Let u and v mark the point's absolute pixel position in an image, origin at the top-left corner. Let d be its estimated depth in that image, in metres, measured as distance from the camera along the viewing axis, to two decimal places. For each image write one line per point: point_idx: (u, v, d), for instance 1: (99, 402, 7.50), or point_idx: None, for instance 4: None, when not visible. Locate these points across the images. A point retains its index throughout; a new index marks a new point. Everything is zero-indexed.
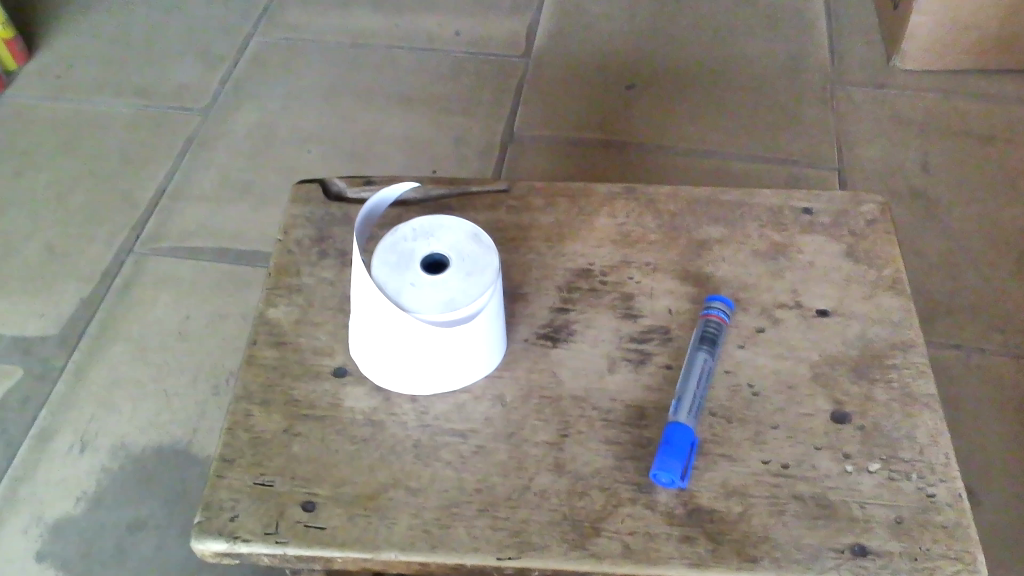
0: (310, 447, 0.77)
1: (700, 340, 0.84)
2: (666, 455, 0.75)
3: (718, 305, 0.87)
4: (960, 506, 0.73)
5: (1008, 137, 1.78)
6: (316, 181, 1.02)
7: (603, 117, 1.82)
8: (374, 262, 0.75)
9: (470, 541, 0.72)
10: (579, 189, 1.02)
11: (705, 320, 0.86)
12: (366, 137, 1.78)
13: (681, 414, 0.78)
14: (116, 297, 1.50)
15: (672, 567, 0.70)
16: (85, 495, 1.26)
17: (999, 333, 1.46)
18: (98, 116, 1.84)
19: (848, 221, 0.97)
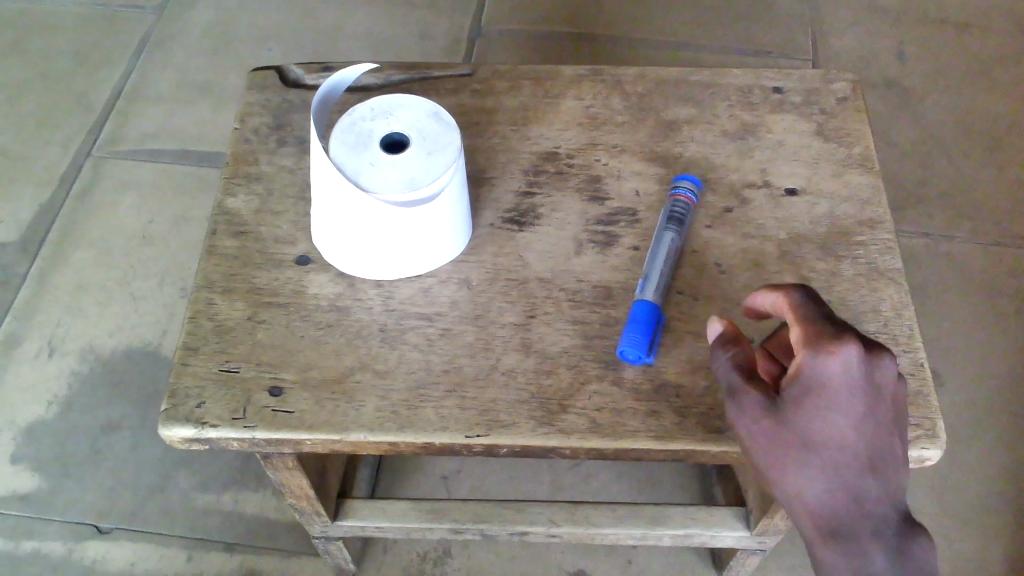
0: (275, 334, 0.77)
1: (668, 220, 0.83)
2: (632, 332, 0.75)
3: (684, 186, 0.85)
4: (923, 375, 0.74)
5: (986, 24, 1.74)
6: (272, 69, 0.99)
7: (573, 8, 1.76)
8: (332, 143, 0.73)
9: (438, 421, 0.72)
10: (544, 71, 0.99)
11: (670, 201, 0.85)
12: (329, 34, 1.72)
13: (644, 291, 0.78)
14: (77, 201, 1.48)
15: (637, 440, 0.71)
16: (56, 398, 1.26)
17: (971, 220, 1.45)
18: (48, 16, 1.77)
19: (818, 100, 0.95)
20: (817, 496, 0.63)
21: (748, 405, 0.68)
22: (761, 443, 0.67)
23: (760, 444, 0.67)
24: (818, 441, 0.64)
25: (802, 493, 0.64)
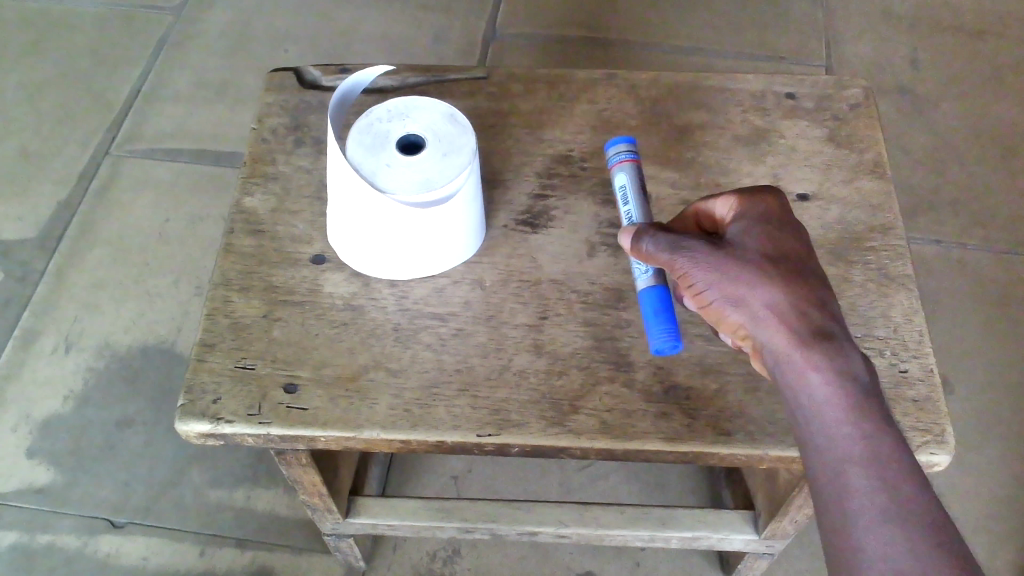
0: (291, 331, 0.78)
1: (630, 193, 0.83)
2: (659, 327, 0.74)
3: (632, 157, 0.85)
4: (932, 381, 0.74)
5: (1000, 31, 1.74)
6: (289, 70, 1.00)
7: (587, 13, 1.76)
8: (349, 144, 0.74)
9: (451, 419, 0.73)
10: (558, 75, 1.00)
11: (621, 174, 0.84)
12: (344, 35, 1.74)
13: (643, 280, 0.77)
14: (95, 199, 1.50)
15: (647, 441, 0.72)
16: (72, 393, 1.28)
17: (982, 227, 1.45)
18: (68, 16, 1.79)
19: (831, 107, 0.96)
20: (795, 304, 0.66)
21: (695, 246, 0.70)
22: (718, 273, 0.68)
23: (716, 270, 0.68)
24: (782, 266, 0.68)
25: (767, 311, 0.66)
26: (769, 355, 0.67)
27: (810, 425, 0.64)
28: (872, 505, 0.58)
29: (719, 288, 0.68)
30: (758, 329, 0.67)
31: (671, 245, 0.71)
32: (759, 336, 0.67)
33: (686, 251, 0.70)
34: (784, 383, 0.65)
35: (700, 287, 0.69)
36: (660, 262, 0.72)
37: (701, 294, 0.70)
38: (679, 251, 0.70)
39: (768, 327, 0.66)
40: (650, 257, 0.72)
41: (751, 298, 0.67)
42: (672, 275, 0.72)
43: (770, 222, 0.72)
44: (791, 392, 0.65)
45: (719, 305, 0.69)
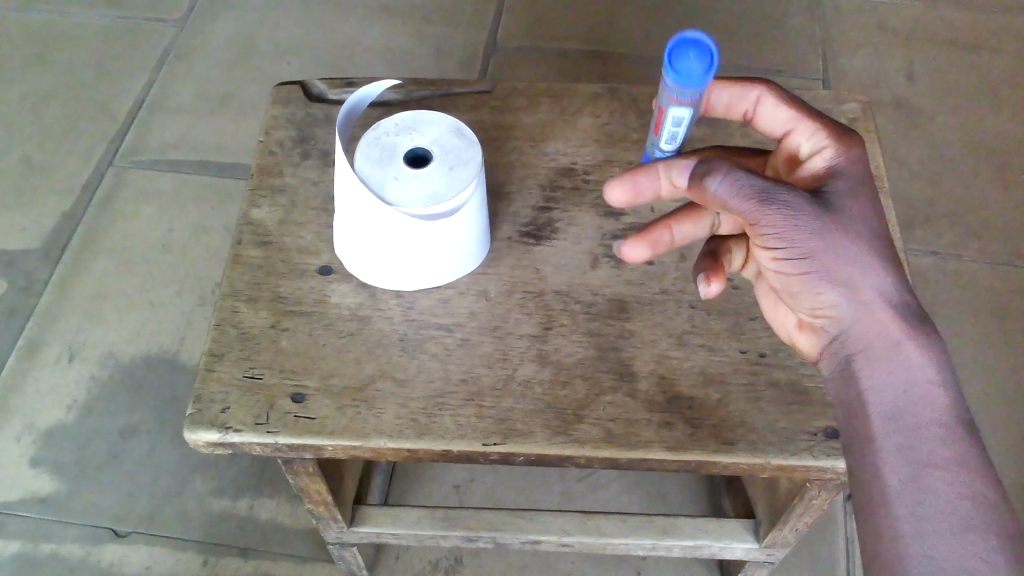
0: (298, 341, 0.79)
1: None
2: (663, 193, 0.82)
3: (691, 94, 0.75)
4: None
5: (995, 45, 1.76)
6: (296, 83, 1.01)
7: (586, 26, 1.78)
8: (357, 157, 0.75)
9: (457, 429, 0.74)
10: (561, 89, 1.01)
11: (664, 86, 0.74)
12: (346, 48, 1.75)
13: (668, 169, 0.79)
14: (99, 209, 1.51)
15: (651, 450, 0.73)
16: (76, 403, 1.28)
17: (978, 239, 1.47)
18: (71, 28, 1.81)
19: (829, 121, 0.97)
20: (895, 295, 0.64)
21: (799, 202, 0.64)
22: (818, 241, 0.64)
23: (818, 238, 0.64)
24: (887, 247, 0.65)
25: (868, 290, 0.64)
26: (860, 328, 0.65)
27: (898, 409, 0.63)
28: (950, 514, 0.58)
29: (818, 260, 0.65)
30: (854, 303, 0.65)
31: (762, 195, 0.63)
32: (852, 310, 0.65)
33: (783, 207, 0.64)
34: (869, 371, 0.65)
35: (789, 247, 0.65)
36: (739, 210, 0.64)
37: (788, 253, 0.65)
38: (776, 205, 0.63)
39: (869, 305, 0.65)
40: (728, 199, 0.64)
41: (852, 274, 0.64)
42: (746, 223, 0.65)
43: (855, 177, 0.68)
44: (884, 371, 0.64)
45: (808, 270, 0.65)
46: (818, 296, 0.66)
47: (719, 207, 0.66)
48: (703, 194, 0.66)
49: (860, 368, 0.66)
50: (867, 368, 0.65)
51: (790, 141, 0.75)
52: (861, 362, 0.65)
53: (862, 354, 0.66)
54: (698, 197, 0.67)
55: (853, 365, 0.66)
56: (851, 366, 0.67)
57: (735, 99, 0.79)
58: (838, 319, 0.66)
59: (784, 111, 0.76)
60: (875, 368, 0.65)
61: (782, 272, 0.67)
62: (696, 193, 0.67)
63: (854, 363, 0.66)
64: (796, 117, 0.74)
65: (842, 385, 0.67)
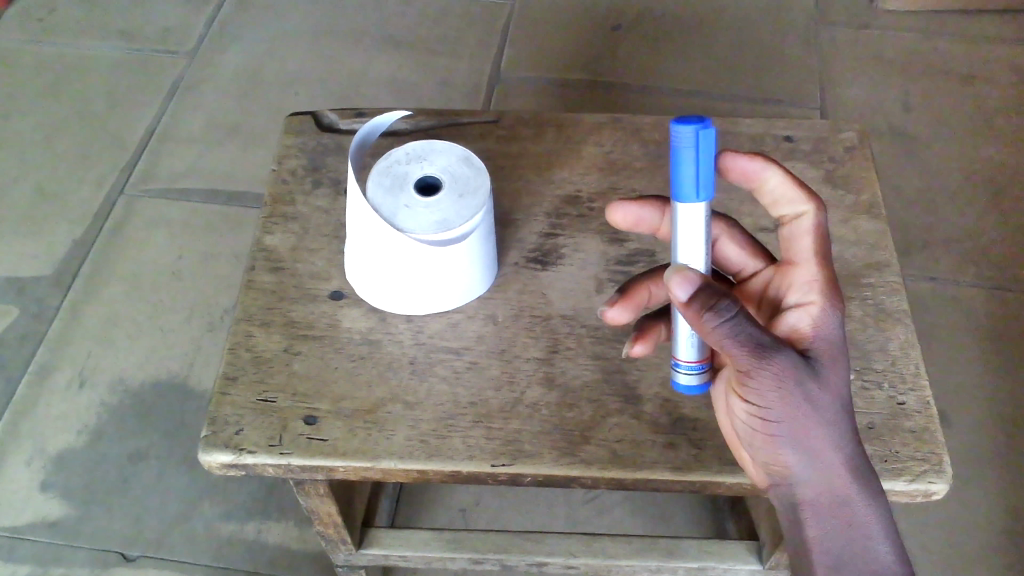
0: (310, 364, 0.81)
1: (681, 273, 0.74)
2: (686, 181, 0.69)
3: (704, 192, 0.69)
4: (929, 412, 0.77)
5: (989, 74, 1.79)
6: (307, 114, 1.04)
7: (588, 57, 1.82)
8: (369, 185, 0.78)
9: (466, 450, 0.75)
10: (566, 118, 1.04)
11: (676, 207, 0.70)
12: (352, 79, 1.79)
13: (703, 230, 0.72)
14: (109, 237, 1.53)
15: (656, 471, 0.74)
16: (86, 427, 1.30)
17: (975, 264, 1.49)
18: (84, 59, 1.84)
19: (827, 149, 1.00)
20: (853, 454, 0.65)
21: (783, 366, 0.63)
22: (798, 410, 0.63)
23: (795, 401, 0.63)
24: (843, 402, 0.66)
25: (830, 460, 0.65)
26: (811, 490, 0.66)
27: (841, 561, 0.67)
28: None
29: (791, 420, 0.64)
30: (812, 468, 0.65)
31: (759, 349, 0.62)
32: (808, 473, 0.65)
33: (777, 371, 0.62)
34: (822, 519, 0.67)
35: (765, 406, 0.64)
36: (733, 356, 0.62)
37: (760, 409, 0.64)
38: (768, 365, 0.62)
39: (826, 473, 0.65)
40: (724, 342, 0.61)
41: (819, 444, 0.64)
42: (737, 367, 0.63)
43: (834, 342, 0.67)
44: (829, 528, 0.67)
45: (775, 428, 0.64)
46: (775, 452, 0.66)
47: (708, 342, 0.63)
48: (695, 323, 0.63)
49: (805, 518, 0.67)
50: (816, 517, 0.67)
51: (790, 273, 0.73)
52: (809, 513, 0.67)
53: (810, 506, 0.67)
54: (688, 318, 0.63)
55: (801, 513, 0.67)
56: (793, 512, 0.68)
57: (784, 199, 0.76)
58: (792, 474, 0.66)
59: (807, 246, 0.74)
60: (821, 522, 0.67)
61: (747, 415, 0.66)
62: (688, 316, 0.63)
63: (799, 512, 0.67)
64: (811, 260, 0.73)
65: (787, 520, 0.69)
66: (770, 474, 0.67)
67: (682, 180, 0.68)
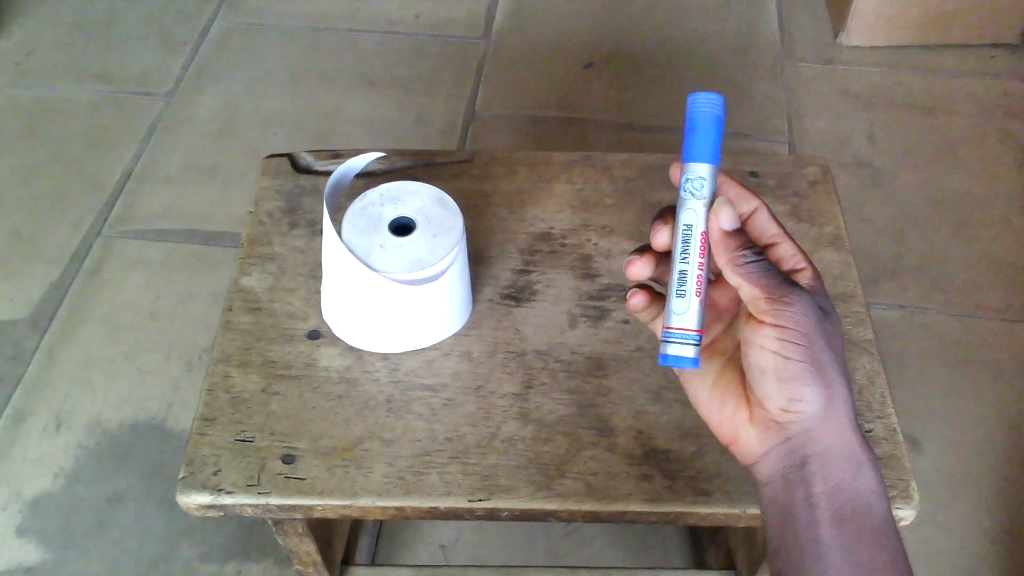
0: (287, 405, 0.82)
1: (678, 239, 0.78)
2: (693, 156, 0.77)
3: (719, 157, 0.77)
4: (895, 439, 0.79)
5: (951, 107, 1.84)
6: (284, 156, 1.05)
7: (562, 96, 1.85)
8: (344, 226, 0.79)
9: (443, 486, 0.76)
10: (538, 157, 1.06)
11: (693, 167, 0.76)
12: (329, 119, 1.81)
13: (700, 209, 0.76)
14: (86, 279, 1.53)
15: (630, 502, 0.76)
16: (62, 471, 1.29)
17: (943, 292, 1.53)
18: (61, 102, 1.85)
19: (792, 183, 1.03)
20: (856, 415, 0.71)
21: (803, 302, 0.71)
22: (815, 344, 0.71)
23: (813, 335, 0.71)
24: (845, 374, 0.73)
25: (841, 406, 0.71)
26: (824, 435, 0.71)
27: (844, 515, 0.68)
28: None
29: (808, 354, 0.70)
30: (824, 409, 0.70)
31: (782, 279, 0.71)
32: (824, 416, 0.70)
33: (797, 298, 0.71)
34: (829, 472, 0.70)
35: (784, 339, 0.71)
36: (757, 281, 0.71)
37: (787, 339, 0.70)
38: (791, 293, 0.71)
39: (836, 415, 0.71)
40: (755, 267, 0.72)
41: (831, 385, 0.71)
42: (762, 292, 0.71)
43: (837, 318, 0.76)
44: (835, 479, 0.70)
45: (798, 361, 0.70)
46: (795, 390, 0.71)
47: (734, 274, 0.73)
48: (726, 255, 0.74)
49: (813, 468, 0.71)
50: (824, 469, 0.70)
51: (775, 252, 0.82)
52: (817, 465, 0.71)
53: (819, 455, 0.71)
54: (722, 249, 0.74)
55: (809, 465, 0.71)
56: (802, 468, 0.71)
57: (738, 198, 0.85)
58: (803, 418, 0.71)
59: (775, 227, 0.83)
60: (829, 473, 0.70)
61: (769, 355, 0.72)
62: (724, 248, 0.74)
63: (809, 463, 0.71)
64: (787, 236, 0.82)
65: (791, 480, 0.71)
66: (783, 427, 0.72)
67: (700, 142, 0.76)
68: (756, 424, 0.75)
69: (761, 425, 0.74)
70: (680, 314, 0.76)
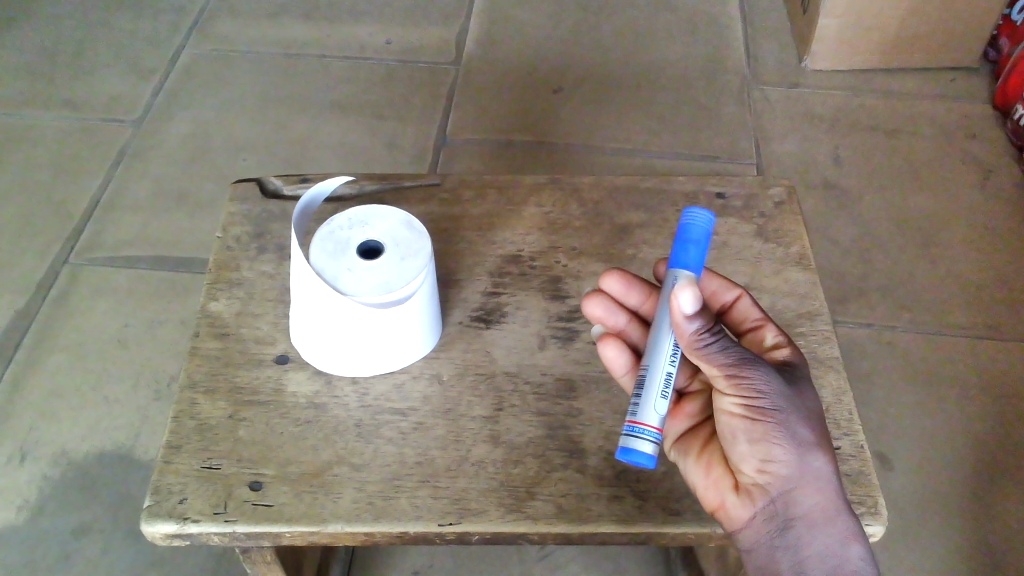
0: (255, 430, 0.81)
1: (666, 337, 0.75)
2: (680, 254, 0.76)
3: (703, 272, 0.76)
4: (863, 456, 0.80)
5: (914, 129, 1.88)
6: (252, 181, 1.05)
7: (531, 120, 1.87)
8: (312, 250, 0.79)
9: (413, 510, 0.76)
10: (507, 181, 1.07)
11: (681, 274, 0.75)
12: (300, 145, 1.81)
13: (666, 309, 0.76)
14: (52, 308, 1.51)
15: (601, 524, 0.76)
16: (26, 503, 1.27)
17: (908, 310, 1.55)
18: (28, 130, 1.84)
19: (758, 203, 1.04)
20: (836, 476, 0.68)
21: (766, 372, 0.68)
22: (785, 411, 0.67)
23: (783, 401, 0.67)
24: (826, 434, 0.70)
25: (821, 471, 0.67)
26: (804, 498, 0.67)
27: None
28: None
29: (779, 422, 0.67)
30: (804, 475, 0.67)
31: (741, 354, 0.68)
32: (803, 478, 0.67)
33: (759, 369, 0.68)
34: (815, 539, 0.67)
35: (753, 408, 0.67)
36: (715, 358, 0.69)
37: (752, 406, 0.67)
38: (751, 365, 0.68)
39: (816, 479, 0.67)
40: (716, 347, 0.69)
41: (809, 451, 0.67)
42: (721, 367, 0.68)
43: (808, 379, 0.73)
44: (823, 544, 0.67)
45: (767, 427, 0.67)
46: (768, 454, 0.67)
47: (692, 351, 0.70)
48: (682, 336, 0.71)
49: (799, 533, 0.67)
50: (812, 536, 0.67)
51: (759, 334, 0.79)
52: (804, 530, 0.67)
53: (803, 518, 0.67)
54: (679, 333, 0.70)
55: (793, 529, 0.68)
56: (788, 535, 0.68)
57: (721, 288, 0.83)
58: (781, 484, 0.67)
59: (759, 313, 0.81)
60: (816, 536, 0.67)
61: (736, 422, 0.69)
62: (681, 332, 0.70)
63: (793, 528, 0.68)
64: (769, 321, 0.79)
65: (776, 545, 0.68)
66: (761, 492, 0.69)
67: (689, 255, 0.76)
68: (736, 486, 0.71)
69: (740, 488, 0.70)
70: (656, 413, 0.73)
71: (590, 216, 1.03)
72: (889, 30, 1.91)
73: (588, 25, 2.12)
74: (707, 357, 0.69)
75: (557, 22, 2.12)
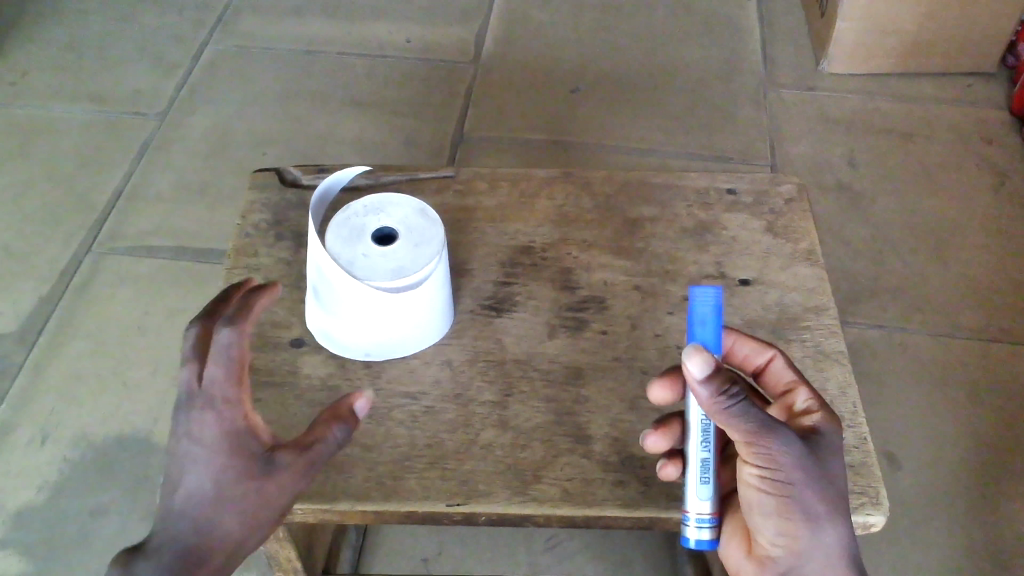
0: (270, 411, 0.83)
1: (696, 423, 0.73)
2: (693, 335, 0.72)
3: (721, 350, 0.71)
4: (866, 448, 0.81)
5: (930, 132, 1.88)
6: (272, 171, 1.08)
7: (548, 119, 1.88)
8: (328, 236, 0.81)
9: (422, 491, 0.78)
10: (520, 174, 1.09)
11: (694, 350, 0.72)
12: (319, 141, 1.84)
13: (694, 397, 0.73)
14: (75, 295, 1.54)
15: (606, 508, 0.77)
16: (46, 483, 1.30)
17: (920, 312, 1.55)
18: (54, 122, 1.87)
19: (768, 200, 1.05)
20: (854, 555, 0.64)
21: (787, 446, 0.63)
22: (804, 486, 0.63)
23: (803, 475, 0.63)
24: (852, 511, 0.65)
25: (836, 552, 0.63)
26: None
27: None
28: None
29: (796, 497, 0.63)
30: (818, 554, 0.63)
31: (762, 424, 0.63)
32: (815, 555, 0.63)
33: (782, 441, 0.63)
34: None
35: (770, 478, 0.64)
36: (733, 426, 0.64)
37: (768, 477, 0.64)
38: (773, 438, 0.63)
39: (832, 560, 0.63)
40: (733, 413, 0.62)
41: (825, 531, 0.63)
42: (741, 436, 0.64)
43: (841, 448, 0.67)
44: None
45: (781, 500, 0.64)
46: (782, 526, 0.64)
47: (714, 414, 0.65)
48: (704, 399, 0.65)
49: None
50: None
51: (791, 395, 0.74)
52: None
53: None
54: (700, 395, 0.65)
55: None
56: None
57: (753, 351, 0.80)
58: (795, 559, 0.64)
59: (792, 374, 0.76)
60: None
61: (752, 489, 0.66)
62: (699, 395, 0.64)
63: None
64: (802, 381, 0.74)
65: None
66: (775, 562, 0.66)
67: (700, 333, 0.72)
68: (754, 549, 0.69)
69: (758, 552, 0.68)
70: (700, 501, 0.73)
71: (602, 210, 1.04)
72: (906, 33, 1.91)
73: (607, 26, 2.13)
74: (726, 425, 0.63)
75: (575, 22, 2.14)
